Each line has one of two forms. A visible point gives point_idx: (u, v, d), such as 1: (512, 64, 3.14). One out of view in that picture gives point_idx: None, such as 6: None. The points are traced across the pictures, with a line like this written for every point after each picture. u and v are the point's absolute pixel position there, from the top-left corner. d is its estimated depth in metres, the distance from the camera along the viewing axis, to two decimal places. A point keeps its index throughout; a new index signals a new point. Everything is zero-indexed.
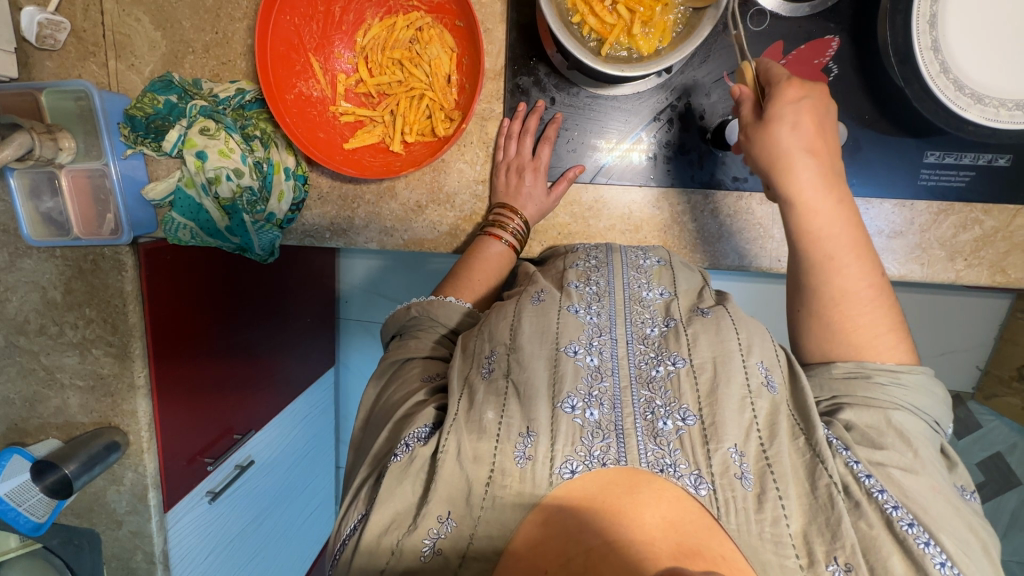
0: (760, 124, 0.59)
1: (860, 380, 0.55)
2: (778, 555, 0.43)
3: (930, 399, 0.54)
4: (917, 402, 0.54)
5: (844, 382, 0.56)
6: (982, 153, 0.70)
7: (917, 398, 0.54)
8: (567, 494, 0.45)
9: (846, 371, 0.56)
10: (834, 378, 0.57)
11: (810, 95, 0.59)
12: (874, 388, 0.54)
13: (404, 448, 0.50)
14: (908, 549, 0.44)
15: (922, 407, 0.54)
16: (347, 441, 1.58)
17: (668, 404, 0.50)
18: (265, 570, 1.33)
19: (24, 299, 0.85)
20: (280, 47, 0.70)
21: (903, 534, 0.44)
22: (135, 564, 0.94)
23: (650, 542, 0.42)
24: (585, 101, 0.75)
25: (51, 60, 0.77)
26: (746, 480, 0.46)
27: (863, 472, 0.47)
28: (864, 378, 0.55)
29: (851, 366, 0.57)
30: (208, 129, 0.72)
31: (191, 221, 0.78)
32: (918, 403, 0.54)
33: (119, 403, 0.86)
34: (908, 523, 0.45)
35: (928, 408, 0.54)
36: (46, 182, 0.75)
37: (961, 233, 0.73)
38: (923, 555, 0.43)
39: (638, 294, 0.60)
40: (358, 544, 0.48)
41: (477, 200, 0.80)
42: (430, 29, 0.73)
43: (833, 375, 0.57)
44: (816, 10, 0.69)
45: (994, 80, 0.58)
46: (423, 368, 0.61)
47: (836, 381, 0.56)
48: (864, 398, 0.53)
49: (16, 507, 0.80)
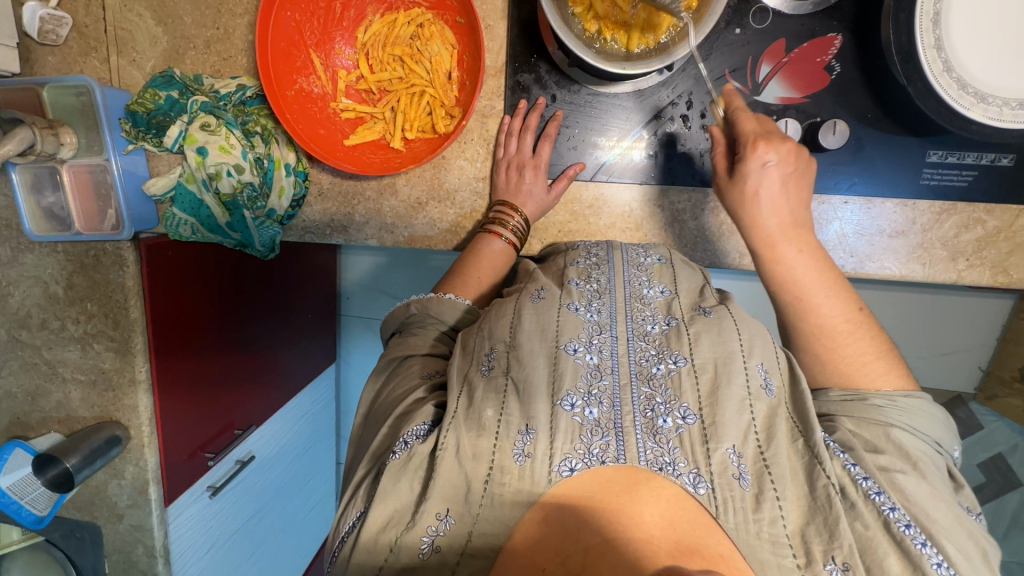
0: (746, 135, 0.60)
1: (856, 402, 0.55)
2: (775, 555, 0.43)
3: (927, 421, 0.54)
4: (912, 422, 0.53)
5: (841, 405, 0.56)
6: (985, 152, 0.69)
7: (913, 420, 0.53)
8: (565, 491, 0.45)
9: (842, 395, 0.56)
10: (830, 401, 0.56)
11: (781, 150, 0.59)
12: (871, 409, 0.54)
13: (403, 446, 0.50)
14: (905, 550, 0.44)
15: (919, 428, 0.53)
16: (348, 436, 1.58)
17: (668, 402, 0.49)
18: (266, 564, 1.34)
19: (26, 294, 0.85)
20: (281, 43, 0.70)
21: (902, 535, 0.44)
22: (136, 557, 0.95)
23: (651, 540, 0.42)
24: (586, 99, 0.75)
25: (52, 56, 0.78)
26: (744, 480, 0.46)
27: (861, 475, 0.47)
28: (859, 401, 0.55)
29: (846, 390, 0.57)
30: (208, 125, 0.71)
31: (192, 217, 0.78)
32: (913, 423, 0.53)
33: (120, 398, 0.87)
34: (906, 525, 0.45)
35: (926, 428, 0.54)
36: (47, 177, 0.75)
37: (963, 233, 0.72)
38: (921, 555, 0.43)
39: (638, 292, 0.60)
40: (357, 540, 0.48)
41: (477, 197, 0.80)
42: (430, 26, 0.72)
43: (829, 398, 0.57)
44: (819, 8, 0.69)
45: (998, 79, 0.58)
46: (423, 364, 0.61)
47: (833, 403, 0.56)
48: (863, 418, 0.53)
49: (18, 500, 0.80)
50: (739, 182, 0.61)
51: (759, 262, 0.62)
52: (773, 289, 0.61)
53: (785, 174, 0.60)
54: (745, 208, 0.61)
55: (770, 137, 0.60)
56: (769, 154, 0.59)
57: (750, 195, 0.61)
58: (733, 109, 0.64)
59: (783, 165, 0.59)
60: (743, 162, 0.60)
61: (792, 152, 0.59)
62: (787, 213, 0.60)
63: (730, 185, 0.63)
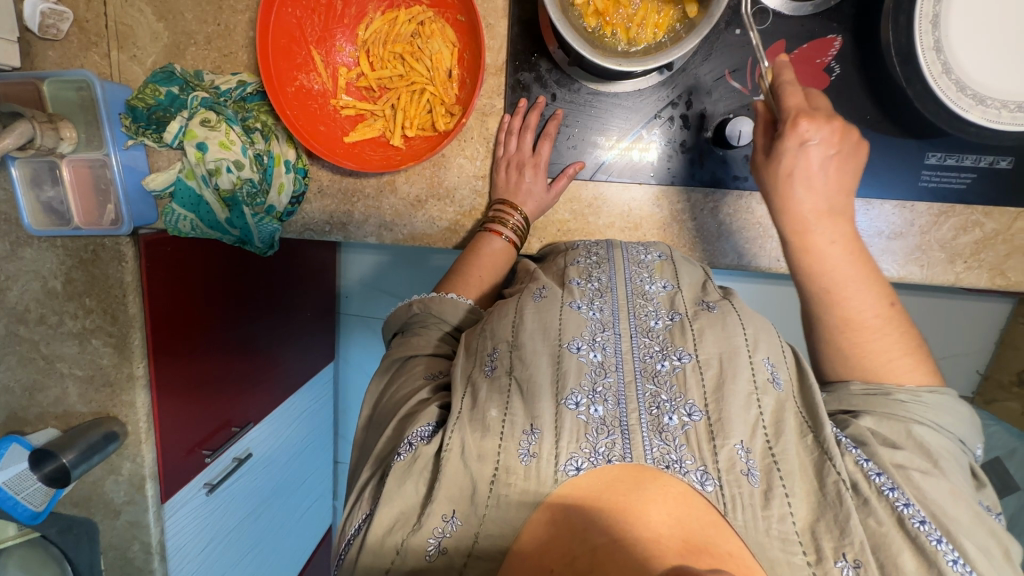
0: (779, 155, 0.57)
1: (879, 397, 0.55)
2: (785, 552, 0.43)
3: (951, 418, 0.54)
4: (937, 419, 0.53)
5: (863, 400, 0.55)
6: (984, 155, 0.69)
7: (938, 417, 0.53)
8: (573, 491, 0.45)
9: (865, 389, 0.56)
10: (852, 395, 0.56)
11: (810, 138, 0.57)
12: (894, 405, 0.54)
13: (407, 447, 0.51)
14: (920, 547, 0.43)
15: (944, 425, 0.53)
16: (347, 436, 1.58)
17: (674, 399, 0.49)
18: (264, 561, 1.34)
19: (25, 288, 0.85)
20: (282, 40, 0.70)
21: (915, 532, 0.44)
22: (132, 554, 0.95)
23: (658, 539, 0.42)
24: (585, 98, 0.75)
25: (53, 50, 0.78)
26: (752, 477, 0.46)
27: (874, 471, 0.46)
28: (882, 396, 0.55)
29: (869, 384, 0.56)
30: (208, 120, 0.71)
31: (192, 213, 0.78)
32: (939, 420, 0.53)
33: (118, 394, 0.87)
34: (920, 521, 0.44)
35: (950, 425, 0.54)
36: (47, 171, 0.75)
37: (961, 235, 0.73)
38: (936, 552, 0.43)
39: (641, 288, 0.60)
40: (362, 543, 0.48)
41: (477, 196, 0.80)
42: (432, 24, 0.73)
43: (851, 392, 0.56)
44: (819, 9, 0.69)
45: (996, 81, 0.58)
46: (426, 366, 0.61)
47: (856, 398, 0.55)
48: (886, 413, 0.53)
49: (15, 495, 0.80)
50: (769, 163, 0.59)
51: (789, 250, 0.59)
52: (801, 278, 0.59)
53: (827, 155, 0.56)
54: (779, 191, 0.58)
55: (815, 113, 0.56)
56: (811, 133, 0.55)
57: (784, 176, 0.58)
58: (777, 82, 0.59)
59: (823, 147, 0.56)
60: (782, 139, 0.57)
61: (838, 132, 0.56)
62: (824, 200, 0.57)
63: (764, 166, 0.60)
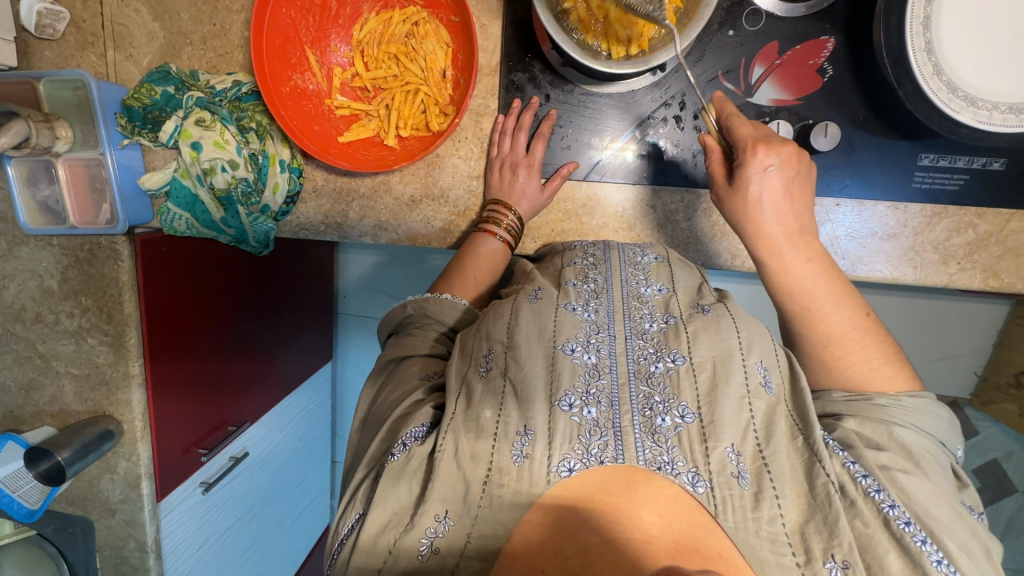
0: (745, 184, 0.57)
1: (861, 402, 0.55)
2: (774, 554, 0.43)
3: (930, 420, 0.54)
4: (916, 422, 0.54)
5: (845, 404, 0.56)
6: (977, 156, 0.69)
7: (918, 420, 0.54)
8: (564, 492, 0.45)
9: (846, 396, 0.57)
10: (834, 401, 0.57)
11: (782, 150, 0.56)
12: (875, 409, 0.54)
13: (401, 448, 0.51)
14: (905, 548, 0.43)
15: (923, 427, 0.54)
16: (345, 436, 1.59)
17: (666, 401, 0.50)
18: (259, 561, 1.34)
19: (21, 287, 0.85)
20: (276, 40, 0.71)
21: (901, 532, 0.44)
22: (128, 552, 0.95)
23: (649, 539, 0.42)
24: (579, 98, 0.75)
25: (50, 50, 0.78)
26: (743, 479, 0.46)
27: (860, 473, 0.47)
28: (864, 401, 0.55)
29: (850, 392, 0.57)
30: (203, 120, 0.72)
31: (187, 213, 0.78)
32: (916, 422, 0.54)
33: (113, 393, 0.87)
34: (905, 522, 0.45)
35: (929, 428, 0.54)
36: (43, 170, 0.75)
37: (954, 236, 0.73)
38: (921, 553, 0.43)
39: (636, 290, 0.60)
40: (355, 544, 0.48)
41: (471, 196, 0.80)
42: (426, 24, 0.73)
43: (833, 398, 0.57)
44: (812, 10, 0.69)
45: (987, 83, 0.58)
46: (421, 366, 0.61)
47: (838, 403, 0.56)
48: (869, 416, 0.53)
49: (11, 493, 0.81)
50: (736, 190, 0.58)
51: (764, 272, 0.59)
52: (776, 297, 0.59)
53: (787, 178, 0.57)
54: (747, 216, 0.58)
55: (769, 140, 0.57)
56: (770, 158, 0.56)
57: (752, 200, 0.57)
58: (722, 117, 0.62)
59: (784, 169, 0.56)
60: (743, 168, 0.57)
61: (794, 155, 0.57)
62: (792, 220, 0.57)
63: (729, 193, 0.59)
